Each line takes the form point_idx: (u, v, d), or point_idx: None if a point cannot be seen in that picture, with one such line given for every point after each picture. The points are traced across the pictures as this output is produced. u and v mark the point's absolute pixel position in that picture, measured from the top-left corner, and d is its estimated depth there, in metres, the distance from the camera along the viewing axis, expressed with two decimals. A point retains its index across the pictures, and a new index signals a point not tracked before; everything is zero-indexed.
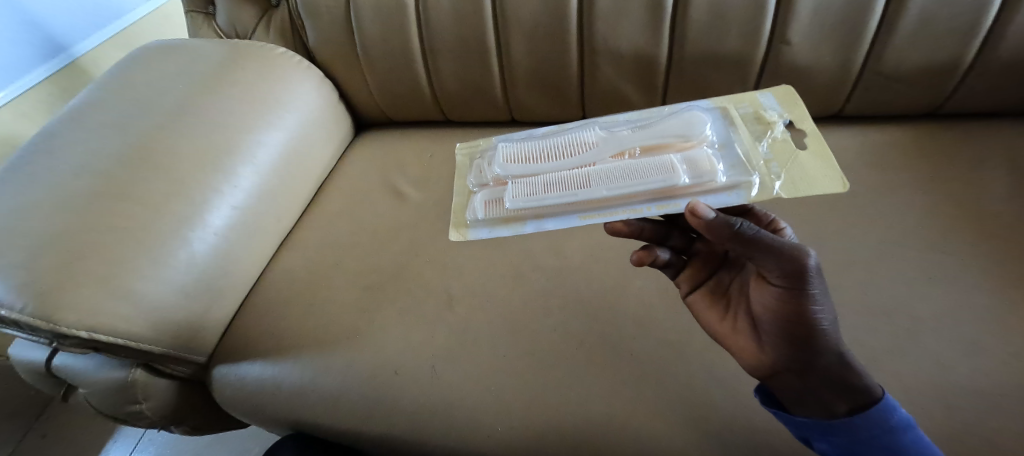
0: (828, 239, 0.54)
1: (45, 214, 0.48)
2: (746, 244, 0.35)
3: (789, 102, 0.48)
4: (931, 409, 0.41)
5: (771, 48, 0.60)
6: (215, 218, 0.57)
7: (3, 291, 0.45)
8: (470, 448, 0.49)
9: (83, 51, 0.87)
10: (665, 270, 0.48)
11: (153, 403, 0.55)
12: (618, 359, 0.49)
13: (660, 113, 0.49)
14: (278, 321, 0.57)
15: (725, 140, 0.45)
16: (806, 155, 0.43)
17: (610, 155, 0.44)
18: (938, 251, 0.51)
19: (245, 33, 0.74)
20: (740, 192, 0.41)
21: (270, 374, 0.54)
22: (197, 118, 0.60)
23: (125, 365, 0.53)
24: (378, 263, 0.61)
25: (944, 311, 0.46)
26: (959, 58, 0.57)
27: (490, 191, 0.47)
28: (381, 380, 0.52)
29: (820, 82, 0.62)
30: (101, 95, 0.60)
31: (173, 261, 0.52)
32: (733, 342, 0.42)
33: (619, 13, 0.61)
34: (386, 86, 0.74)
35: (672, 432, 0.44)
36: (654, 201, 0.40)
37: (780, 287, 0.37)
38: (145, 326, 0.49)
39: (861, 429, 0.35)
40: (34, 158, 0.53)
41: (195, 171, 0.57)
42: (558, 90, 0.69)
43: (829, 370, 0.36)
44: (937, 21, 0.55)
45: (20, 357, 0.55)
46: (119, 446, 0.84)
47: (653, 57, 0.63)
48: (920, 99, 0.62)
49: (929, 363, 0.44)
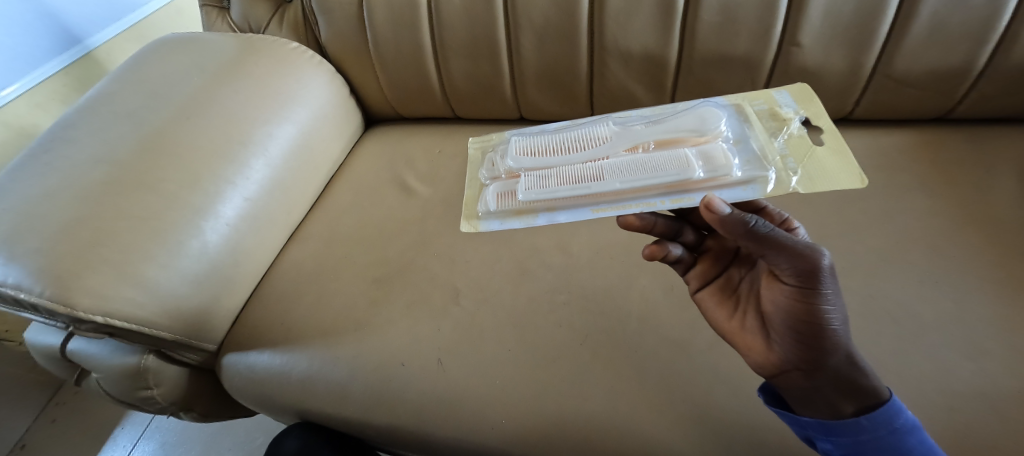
0: (834, 240, 0.54)
1: (61, 202, 0.49)
2: (759, 242, 0.36)
3: (805, 99, 0.48)
4: (936, 412, 0.42)
5: (781, 50, 0.60)
6: (227, 209, 0.58)
7: (22, 275, 0.46)
8: (474, 441, 0.49)
9: (97, 43, 0.88)
10: (675, 266, 0.48)
11: (164, 389, 0.56)
12: (622, 355, 0.50)
13: (673, 109, 0.50)
14: (288, 312, 0.58)
15: (740, 136, 0.46)
16: (823, 151, 0.44)
17: (624, 149, 0.45)
18: (944, 255, 0.51)
19: (259, 28, 0.75)
20: (755, 186, 0.41)
21: (279, 363, 0.55)
22: (211, 111, 0.61)
23: (137, 351, 0.54)
24: (386, 256, 0.61)
25: (949, 316, 0.47)
26: (969, 64, 0.57)
27: (502, 184, 0.47)
28: (387, 371, 0.52)
29: (829, 85, 0.62)
30: (118, 86, 0.61)
31: (186, 250, 0.53)
32: (741, 339, 0.42)
33: (630, 14, 0.61)
34: (397, 83, 0.74)
35: (675, 428, 0.45)
36: (667, 195, 0.41)
37: (791, 286, 0.37)
38: (159, 312, 0.50)
39: (866, 431, 0.36)
40: (52, 146, 0.54)
41: (207, 162, 0.58)
42: (568, 88, 0.70)
43: (838, 370, 0.36)
44: (949, 25, 0.55)
45: (36, 341, 0.56)
46: (127, 432, 0.85)
47: (663, 57, 0.64)
48: (930, 103, 0.62)
49: (932, 365, 0.44)
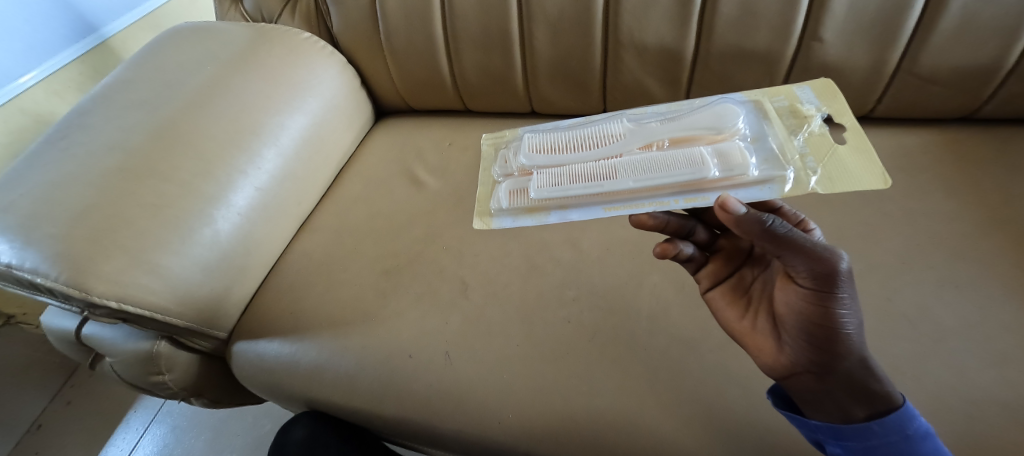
0: (851, 242, 0.53)
1: (77, 188, 0.50)
2: (775, 242, 0.35)
3: (828, 95, 0.47)
4: (954, 419, 0.41)
5: (802, 45, 0.59)
6: (239, 198, 0.58)
7: (39, 260, 0.46)
8: (481, 434, 0.49)
9: (114, 32, 0.89)
10: (687, 264, 0.48)
11: (176, 375, 0.57)
12: (631, 354, 0.49)
13: (689, 106, 0.49)
14: (298, 301, 0.59)
15: (758, 133, 0.45)
16: (844, 150, 0.43)
17: (638, 147, 0.44)
18: (964, 259, 0.50)
19: (271, 17, 0.75)
20: (773, 186, 0.40)
21: (288, 352, 0.55)
22: (222, 100, 0.61)
23: (150, 337, 0.55)
24: (395, 249, 0.61)
25: (967, 320, 0.45)
26: (999, 62, 0.55)
27: (515, 181, 0.47)
28: (394, 362, 0.52)
29: (851, 81, 0.61)
30: (132, 74, 0.62)
31: (199, 238, 0.53)
32: (752, 341, 0.42)
33: (646, 6, 0.60)
34: (409, 74, 0.74)
35: (683, 428, 0.44)
36: (681, 194, 0.40)
37: (806, 289, 0.36)
38: (171, 299, 0.51)
39: (877, 436, 0.35)
40: (68, 132, 0.55)
41: (220, 151, 0.58)
42: (580, 83, 0.69)
43: (851, 375, 0.36)
44: (979, 22, 0.53)
45: (52, 325, 0.57)
46: (139, 416, 0.87)
47: (679, 51, 0.62)
48: (955, 102, 0.60)
49: (953, 370, 0.43)
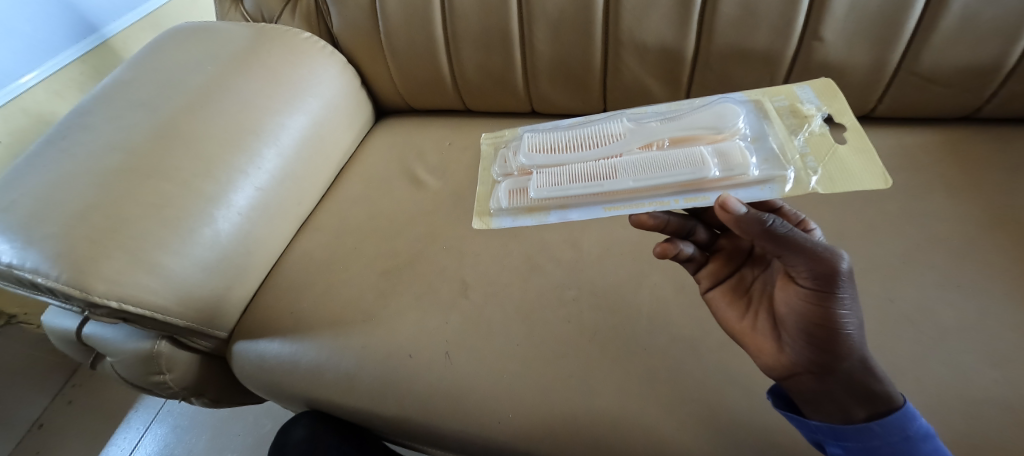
0: (851, 242, 0.53)
1: (77, 188, 0.50)
2: (775, 242, 0.35)
3: (828, 94, 0.47)
4: (955, 419, 0.41)
5: (803, 44, 0.59)
6: (239, 198, 0.58)
7: (39, 260, 0.46)
8: (480, 434, 0.49)
9: (114, 31, 0.89)
10: (687, 264, 0.48)
11: (176, 375, 0.57)
12: (631, 353, 0.49)
13: (689, 105, 0.49)
14: (298, 301, 0.59)
15: (758, 133, 0.45)
16: (844, 149, 0.42)
17: (638, 147, 0.44)
18: (964, 259, 0.49)
19: (271, 17, 0.75)
20: (773, 186, 0.40)
21: (288, 351, 0.55)
22: (221, 100, 0.61)
23: (150, 336, 0.55)
24: (395, 249, 0.61)
25: (968, 320, 0.45)
26: (1000, 62, 0.55)
27: (514, 181, 0.47)
28: (394, 361, 0.52)
29: (851, 81, 0.60)
30: (133, 74, 0.62)
31: (199, 237, 0.54)
32: (752, 340, 0.41)
33: (646, 5, 0.60)
34: (409, 74, 0.74)
35: (683, 428, 0.44)
36: (681, 194, 0.40)
37: (807, 289, 0.36)
38: (171, 298, 0.51)
39: (877, 437, 0.35)
40: (68, 131, 0.55)
41: (220, 151, 0.58)
42: (580, 83, 0.69)
43: (851, 375, 0.36)
44: (980, 21, 0.53)
45: (53, 324, 0.57)
46: (140, 415, 0.87)
47: (679, 51, 0.62)
48: (955, 102, 0.60)
49: (954, 370, 0.43)
